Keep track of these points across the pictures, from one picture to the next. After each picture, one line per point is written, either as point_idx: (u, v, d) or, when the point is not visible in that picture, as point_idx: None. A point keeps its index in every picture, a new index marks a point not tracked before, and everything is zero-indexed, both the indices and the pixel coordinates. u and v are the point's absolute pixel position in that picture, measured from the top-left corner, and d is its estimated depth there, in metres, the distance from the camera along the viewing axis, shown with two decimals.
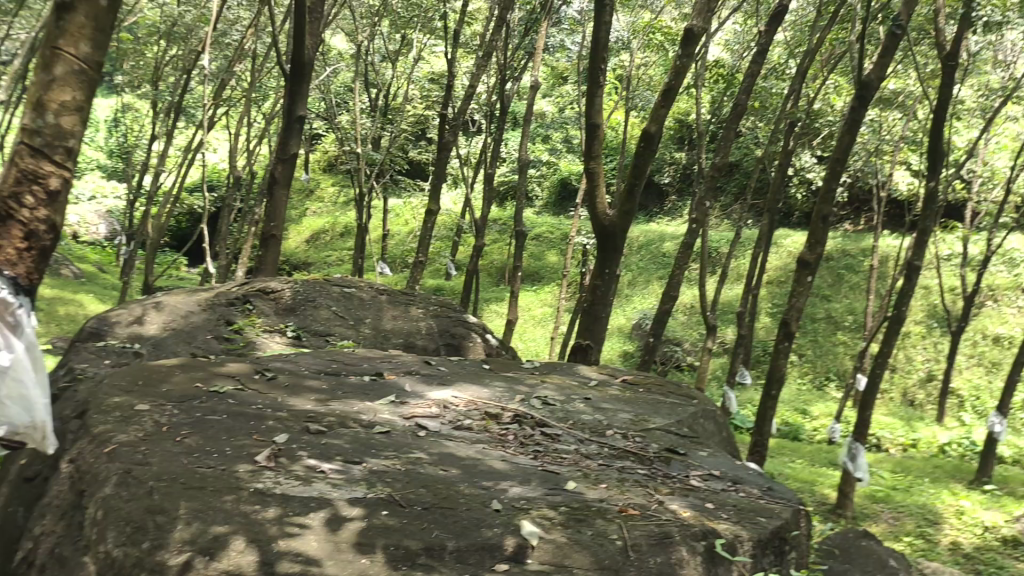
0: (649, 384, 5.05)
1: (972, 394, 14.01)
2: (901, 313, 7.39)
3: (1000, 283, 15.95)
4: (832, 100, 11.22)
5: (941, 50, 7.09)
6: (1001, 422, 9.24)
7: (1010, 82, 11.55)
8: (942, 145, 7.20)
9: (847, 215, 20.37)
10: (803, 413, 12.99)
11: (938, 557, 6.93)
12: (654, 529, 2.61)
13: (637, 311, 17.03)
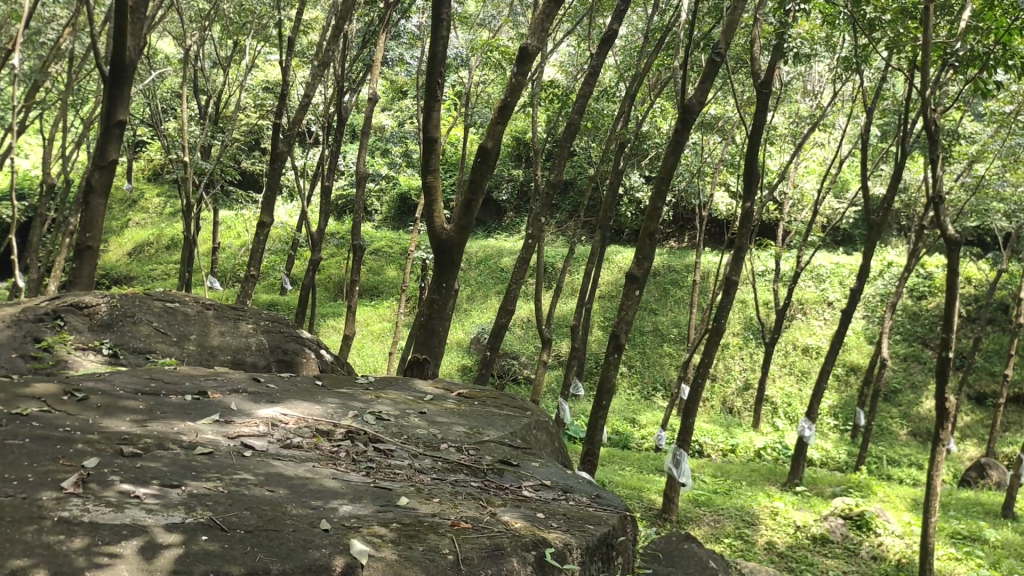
0: (484, 397, 5.08)
1: (784, 401, 15.02)
2: (721, 326, 7.83)
3: (807, 297, 17.29)
4: (660, 123, 11.79)
5: (755, 79, 7.63)
6: (810, 428, 9.95)
7: (816, 111, 12.54)
8: (757, 169, 7.68)
9: (673, 233, 21.44)
10: (632, 422, 13.50)
11: (755, 557, 7.32)
12: (486, 542, 2.63)
13: (475, 325, 17.18)
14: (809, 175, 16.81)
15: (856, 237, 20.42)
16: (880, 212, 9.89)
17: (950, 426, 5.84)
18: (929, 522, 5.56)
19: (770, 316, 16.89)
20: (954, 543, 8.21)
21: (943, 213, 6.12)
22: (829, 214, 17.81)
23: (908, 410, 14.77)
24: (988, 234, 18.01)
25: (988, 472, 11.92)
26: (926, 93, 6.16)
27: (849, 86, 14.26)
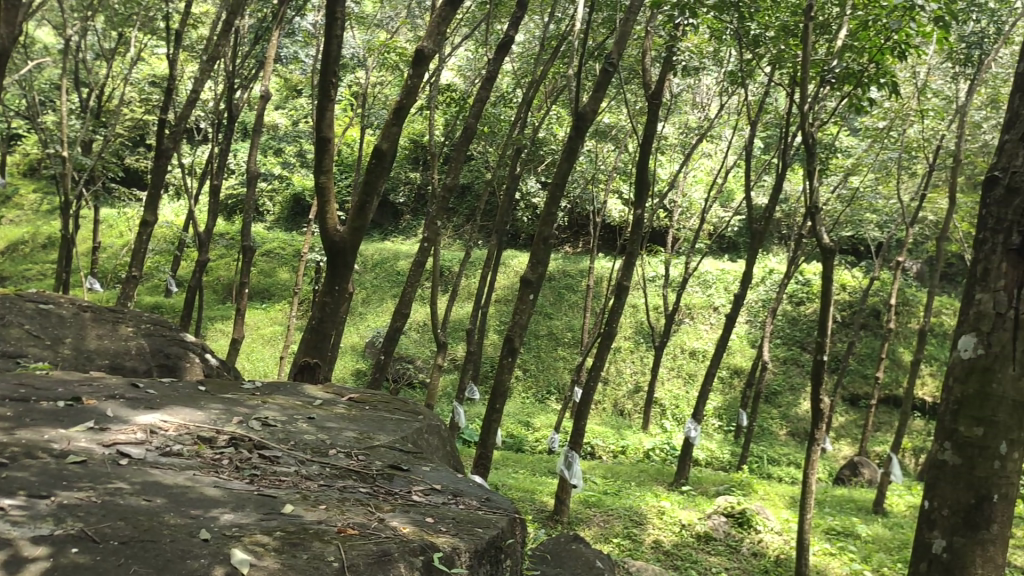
0: (376, 401, 5.04)
1: (672, 403, 15.42)
2: (612, 330, 8.00)
3: (695, 303, 17.90)
4: (555, 129, 11.96)
5: (646, 89, 7.84)
6: (696, 429, 10.27)
7: (705, 123, 12.95)
8: (647, 177, 7.86)
9: (567, 239, 21.75)
10: (525, 425, 13.62)
11: (642, 556, 7.48)
12: (373, 547, 2.61)
13: (370, 329, 17.01)
14: (697, 184, 17.36)
15: (740, 245, 21.23)
16: (763, 221, 10.30)
17: (824, 426, 6.12)
18: (804, 519, 5.78)
19: (660, 320, 17.35)
20: (829, 539, 8.61)
21: (819, 223, 6.42)
22: (716, 222, 18.46)
23: (788, 411, 15.40)
24: (862, 244, 19.00)
25: (860, 469, 12.54)
26: (805, 108, 6.43)
27: (736, 99, 14.82)
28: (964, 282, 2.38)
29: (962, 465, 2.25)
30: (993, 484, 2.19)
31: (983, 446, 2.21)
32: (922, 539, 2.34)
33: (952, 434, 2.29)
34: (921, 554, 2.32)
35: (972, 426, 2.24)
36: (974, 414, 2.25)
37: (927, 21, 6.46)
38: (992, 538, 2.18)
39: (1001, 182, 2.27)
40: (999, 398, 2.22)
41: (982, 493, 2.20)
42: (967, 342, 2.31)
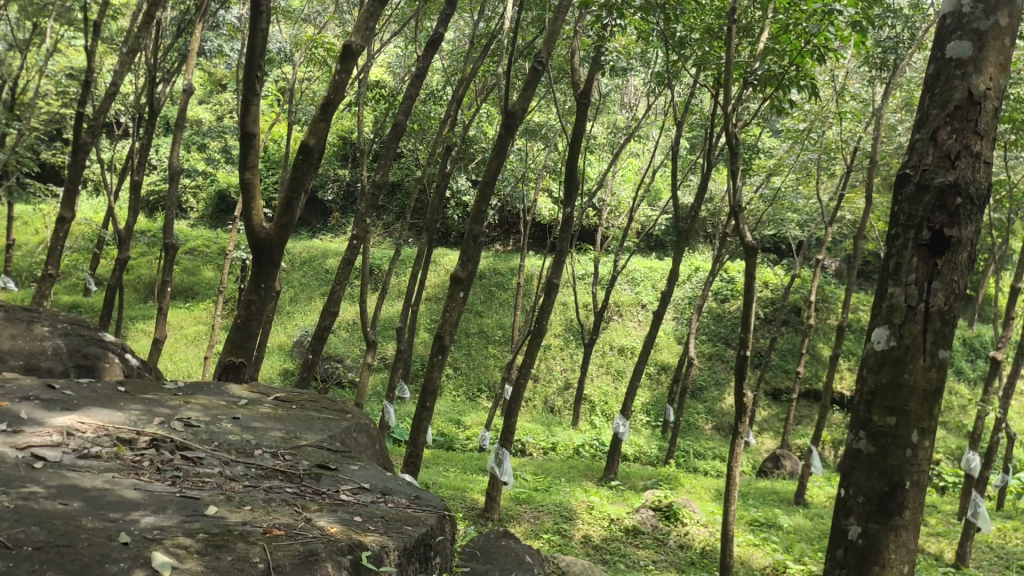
0: (302, 401, 4.97)
1: (601, 399, 15.58)
2: (542, 327, 8.05)
3: (623, 300, 18.23)
4: (485, 128, 11.95)
5: (574, 89, 7.90)
6: (624, 424, 10.40)
7: (632, 122, 13.12)
8: (576, 175, 7.91)
9: (498, 237, 21.79)
10: (456, 423, 13.60)
11: (572, 550, 7.52)
12: (299, 547, 2.58)
13: (298, 329, 16.77)
14: (625, 183, 17.59)
15: (667, 243, 21.59)
16: (689, 219, 10.48)
17: (747, 420, 6.25)
18: (729, 511, 5.89)
19: (589, 318, 17.54)
20: (752, 530, 8.82)
21: (742, 221, 6.56)
22: (643, 221, 18.73)
23: (712, 406, 15.72)
24: (783, 243, 19.51)
25: (782, 462, 12.88)
26: (728, 109, 6.58)
27: (662, 100, 15.06)
28: (877, 276, 2.41)
29: (875, 453, 2.31)
30: (905, 470, 2.27)
31: (895, 435, 2.28)
32: (838, 526, 2.41)
33: (867, 424, 2.35)
34: (837, 540, 2.39)
35: (885, 415, 2.30)
36: (886, 403, 2.31)
37: (845, 25, 6.64)
38: (903, 524, 2.27)
39: (913, 180, 2.32)
40: (911, 388, 2.28)
41: (895, 480, 2.27)
42: (880, 334, 2.35)
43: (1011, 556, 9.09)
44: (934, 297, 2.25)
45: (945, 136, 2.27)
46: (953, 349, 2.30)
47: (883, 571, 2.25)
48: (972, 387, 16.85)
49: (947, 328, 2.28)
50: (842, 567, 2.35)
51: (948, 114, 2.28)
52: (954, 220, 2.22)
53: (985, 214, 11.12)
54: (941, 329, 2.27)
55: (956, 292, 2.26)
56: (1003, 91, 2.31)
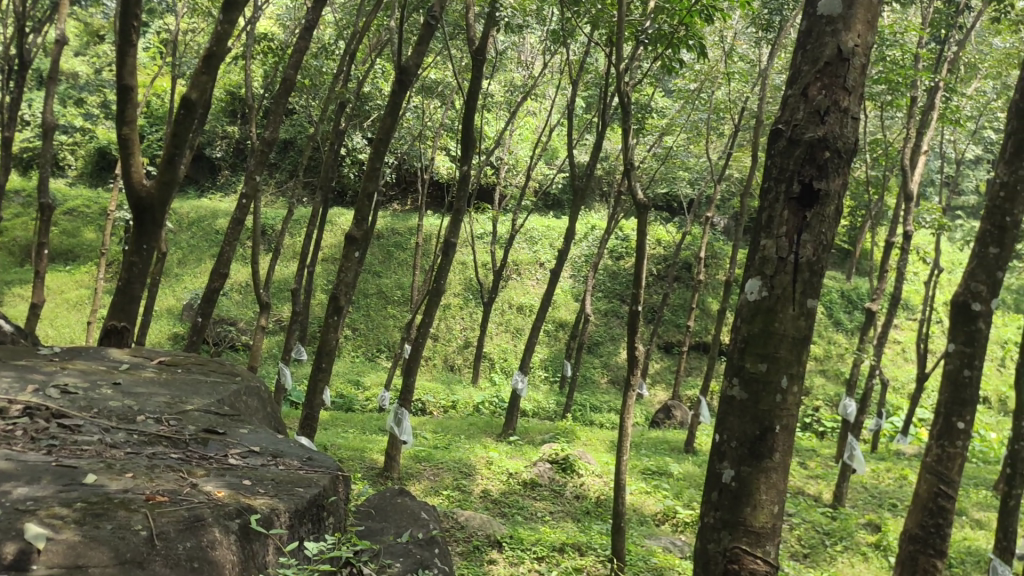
0: (189, 364, 4.84)
1: (500, 357, 15.71)
2: (440, 286, 8.03)
3: (522, 259, 18.37)
4: (381, 85, 11.72)
5: (469, 46, 7.82)
6: (523, 380, 10.54)
7: (528, 80, 13.08)
8: (472, 134, 7.85)
9: (395, 196, 21.55)
10: (355, 384, 13.51)
11: (471, 505, 7.60)
12: (184, 513, 2.52)
13: (188, 291, 16.25)
14: (522, 142, 17.61)
15: (563, 202, 21.82)
16: (585, 177, 10.59)
17: (640, 373, 6.41)
18: (622, 461, 6.04)
19: (488, 276, 17.61)
20: (645, 478, 9.11)
21: (634, 179, 6.66)
22: (541, 179, 18.82)
23: (608, 361, 16.08)
24: (676, 201, 19.97)
25: (673, 412, 13.33)
26: (621, 68, 6.61)
27: (558, 59, 15.09)
28: (750, 228, 2.41)
29: (748, 399, 2.31)
30: (775, 414, 2.29)
31: (766, 381, 2.28)
32: (713, 469, 2.42)
33: (739, 371, 2.35)
34: (712, 483, 2.40)
35: (757, 362, 2.30)
36: (758, 350, 2.31)
37: None
38: (774, 466, 2.30)
39: (785, 135, 2.31)
40: (781, 336, 2.29)
41: (766, 424, 2.29)
42: (753, 285, 2.34)
43: (882, 494, 9.70)
44: (805, 249, 2.26)
45: (815, 92, 2.27)
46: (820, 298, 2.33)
47: (754, 511, 2.27)
48: (850, 337, 17.76)
49: (815, 278, 2.30)
50: (717, 510, 2.35)
51: (818, 71, 2.29)
52: (822, 173, 2.24)
53: (864, 172, 11.61)
54: (810, 279, 2.29)
55: (824, 244, 2.29)
56: (870, 49, 2.34)
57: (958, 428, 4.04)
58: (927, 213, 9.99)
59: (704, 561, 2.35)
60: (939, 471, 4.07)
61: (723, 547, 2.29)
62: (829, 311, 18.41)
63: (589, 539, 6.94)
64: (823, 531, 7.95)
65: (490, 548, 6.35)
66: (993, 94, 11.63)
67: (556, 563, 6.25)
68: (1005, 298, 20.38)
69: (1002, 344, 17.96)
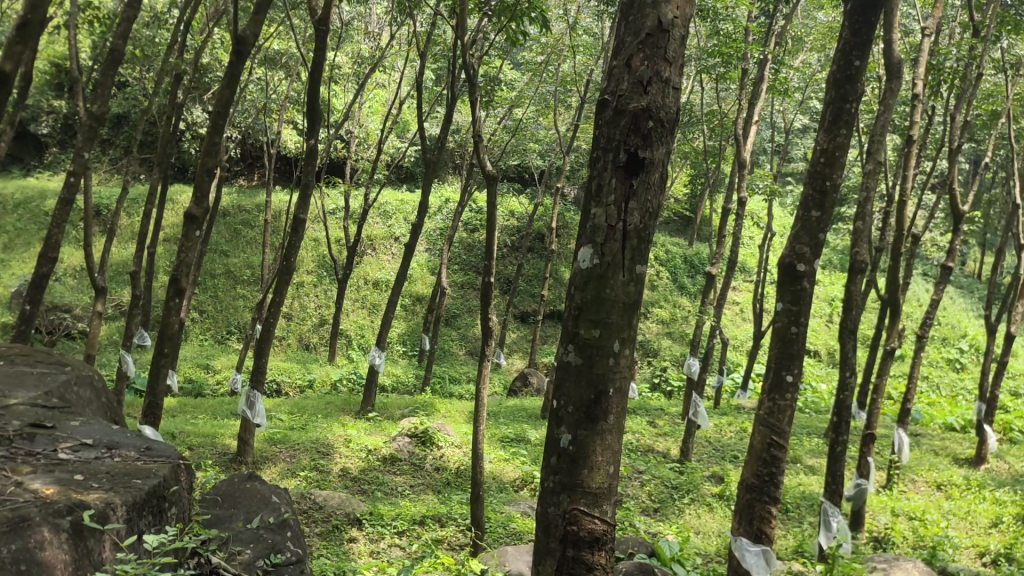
0: (13, 355, 4.51)
1: (357, 333, 15.53)
2: (290, 264, 7.81)
3: (376, 234, 18.15)
4: (219, 55, 11.21)
5: (311, 16, 7.56)
6: (380, 356, 10.46)
7: (376, 52, 12.81)
8: (319, 107, 7.62)
9: (241, 171, 20.78)
10: (205, 368, 13.02)
11: (330, 485, 7.48)
12: (8, 514, 2.36)
13: (16, 278, 15.14)
14: (372, 115, 17.31)
15: (416, 175, 21.69)
16: (436, 149, 10.53)
17: (494, 344, 6.46)
18: (479, 431, 6.07)
19: (341, 253, 17.33)
20: (503, 445, 9.27)
21: (482, 151, 6.66)
22: (392, 153, 18.62)
23: (465, 333, 16.19)
24: (528, 172, 20.23)
25: (530, 379, 13.58)
26: (465, 41, 6.57)
27: (406, 30, 14.88)
28: (581, 197, 2.45)
29: (582, 363, 2.37)
30: (608, 378, 2.36)
31: (599, 346, 2.35)
32: (551, 433, 2.46)
33: (574, 337, 2.39)
34: (549, 448, 2.44)
35: (591, 328, 2.36)
36: (592, 316, 2.36)
37: None
38: (608, 428, 2.38)
39: (611, 105, 2.35)
40: (612, 301, 2.35)
41: (601, 388, 2.35)
42: (584, 253, 2.38)
43: (725, 448, 10.26)
44: (632, 216, 2.33)
45: (638, 63, 2.33)
46: (647, 263, 2.41)
47: (591, 473, 2.34)
48: (693, 300, 18.60)
49: (642, 245, 2.38)
50: (554, 474, 2.40)
51: (641, 42, 2.35)
52: (647, 142, 2.30)
53: (703, 142, 12.09)
54: (638, 246, 2.36)
55: (650, 211, 2.37)
56: (688, 20, 2.42)
57: (786, 381, 4.16)
58: (760, 180, 10.54)
59: (545, 524, 2.41)
60: (770, 423, 4.20)
61: (563, 509, 2.36)
62: (674, 276, 19.20)
63: (449, 510, 6.99)
64: (671, 486, 8.34)
65: (350, 526, 6.29)
66: (817, 67, 12.32)
67: (417, 536, 6.27)
68: (830, 259, 21.85)
69: (828, 301, 19.27)
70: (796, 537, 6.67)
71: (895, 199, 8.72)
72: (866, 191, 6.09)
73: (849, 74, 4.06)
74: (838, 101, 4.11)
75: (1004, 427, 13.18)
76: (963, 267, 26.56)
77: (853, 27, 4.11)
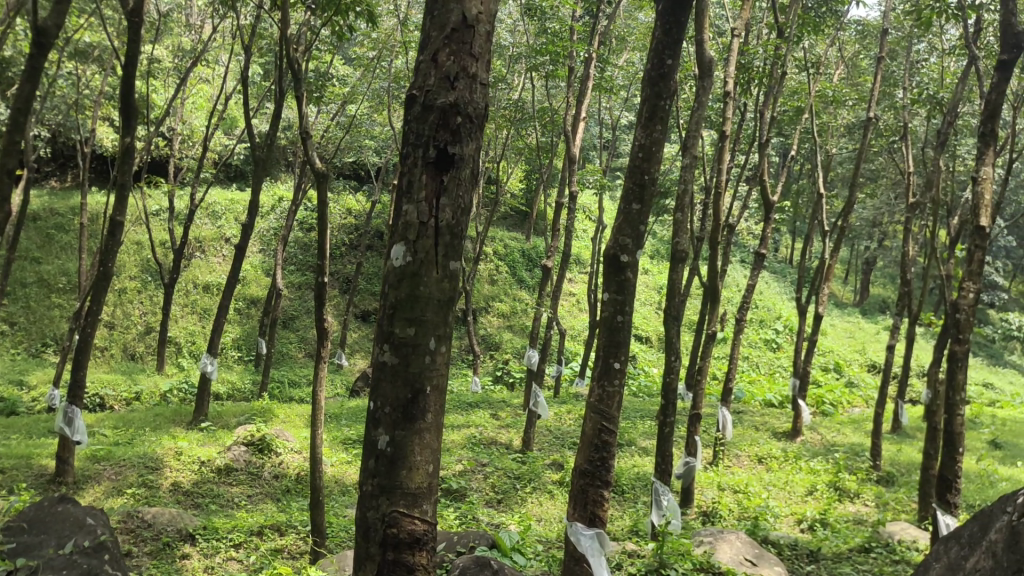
0: None
1: (187, 340, 14.83)
2: (108, 270, 7.31)
3: (205, 235, 17.39)
4: (22, 47, 10.37)
5: (121, 6, 7.09)
6: (211, 363, 10.02)
7: (198, 46, 12.22)
8: (134, 103, 7.17)
9: (52, 171, 19.35)
10: (17, 385, 12.06)
11: (160, 501, 7.10)
12: None
13: None
14: (195, 111, 16.53)
15: (246, 173, 20.96)
16: (265, 146, 10.18)
17: (330, 344, 6.30)
18: (317, 435, 5.91)
19: (167, 256, 16.48)
20: (344, 447, 9.10)
21: (311, 148, 6.47)
22: (219, 150, 17.89)
23: (304, 334, 15.81)
24: (363, 169, 19.98)
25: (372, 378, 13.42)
26: (287, 35, 6.39)
27: (228, 23, 14.31)
28: (392, 194, 2.42)
29: (398, 362, 2.34)
30: (425, 376, 2.36)
31: (415, 345, 2.33)
32: (367, 436, 2.42)
33: (389, 336, 2.36)
34: (367, 452, 2.40)
35: (406, 326, 2.33)
36: (406, 315, 2.34)
37: None
38: (426, 427, 2.37)
39: (418, 100, 2.33)
40: (426, 299, 2.35)
41: (417, 387, 2.34)
42: (397, 251, 2.36)
43: (564, 435, 10.53)
44: (444, 212, 2.34)
45: (444, 58, 2.32)
46: (460, 259, 2.43)
47: (410, 473, 2.33)
48: (531, 293, 18.97)
49: (455, 241, 2.39)
50: (373, 477, 2.36)
51: (446, 37, 2.35)
52: (456, 138, 2.32)
53: (535, 138, 12.31)
54: (451, 242, 2.37)
55: (459, 208, 2.38)
56: (492, 16, 2.45)
57: (614, 368, 4.30)
58: (590, 174, 10.84)
59: (363, 529, 2.37)
60: (599, 409, 4.32)
61: (382, 513, 2.33)
62: (512, 270, 19.49)
63: (288, 517, 6.80)
64: (514, 476, 8.46)
65: (182, 542, 6.00)
66: (639, 65, 12.82)
67: (255, 547, 6.05)
68: (657, 248, 22.86)
69: (657, 289, 20.15)
70: (632, 516, 6.93)
71: (714, 192, 9.18)
72: (685, 184, 6.38)
73: (662, 72, 4.22)
74: (653, 97, 4.27)
75: (817, 401, 14.23)
76: (776, 253, 28.45)
77: (665, 27, 4.27)
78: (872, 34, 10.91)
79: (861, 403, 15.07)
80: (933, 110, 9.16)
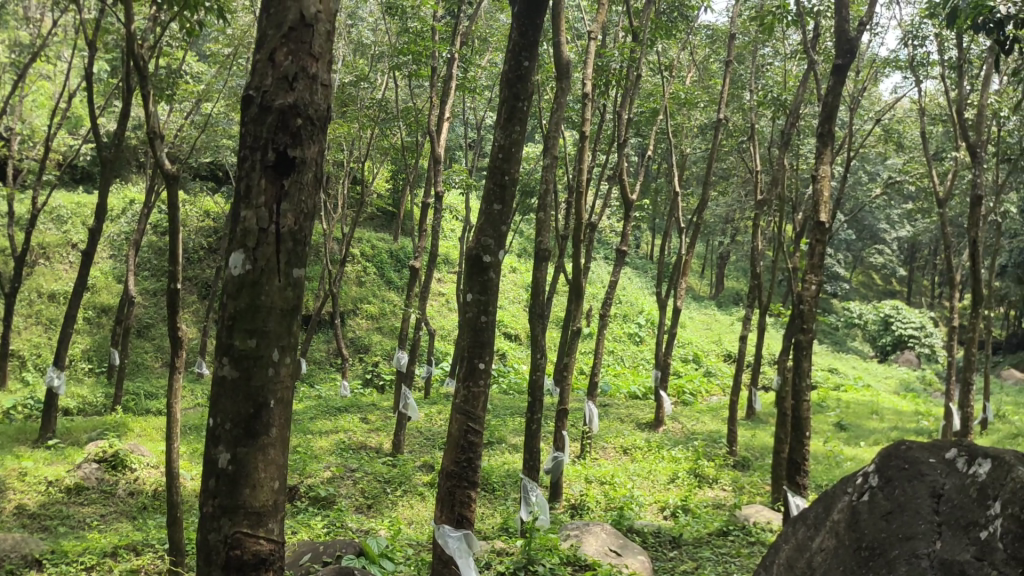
0: None
1: (32, 353, 13.91)
2: None
3: (49, 241, 16.35)
4: None
5: None
6: (59, 377, 9.42)
7: (37, 39, 11.46)
8: None
9: None
10: None
11: (3, 526, 6.64)
12: None
13: None
14: (35, 110, 15.51)
15: (94, 174, 19.87)
16: (112, 147, 9.64)
17: (185, 353, 6.02)
18: (174, 448, 5.64)
19: (7, 264, 15.40)
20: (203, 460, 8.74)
21: (161, 149, 6.15)
22: (63, 150, 16.87)
23: (161, 343, 15.13)
24: (221, 171, 19.31)
25: None
26: (132, 30, 6.07)
27: (70, 16, 13.48)
28: (229, 200, 2.33)
29: (238, 376, 2.26)
30: (267, 390, 2.29)
31: (255, 357, 2.26)
32: (207, 454, 2.32)
33: (228, 349, 2.27)
34: (207, 471, 2.29)
35: (246, 338, 2.25)
36: (246, 325, 2.26)
37: None
38: (270, 442, 2.31)
39: (255, 101, 2.25)
40: (268, 308, 2.28)
41: (260, 401, 2.27)
42: (235, 259, 2.27)
43: (435, 436, 10.50)
44: (284, 218, 2.28)
45: (281, 57, 2.25)
46: (304, 268, 2.37)
47: (253, 491, 2.25)
48: (399, 293, 18.82)
49: (298, 247, 2.34)
50: (214, 497, 2.26)
51: (284, 35, 2.27)
52: (296, 140, 2.26)
53: (399, 138, 12.19)
54: (293, 249, 2.32)
55: (301, 213, 2.33)
56: (331, 15, 2.40)
57: (479, 367, 4.32)
58: (456, 174, 10.84)
59: (204, 552, 2.26)
60: (465, 409, 4.33)
61: (224, 534, 2.23)
62: (379, 271, 19.28)
63: (144, 536, 6.48)
64: (383, 480, 8.35)
65: (27, 570, 5.62)
66: (501, 66, 12.92)
67: (108, 570, 5.71)
68: (524, 247, 23.13)
69: (524, 287, 20.40)
70: (501, 514, 6.97)
71: (575, 192, 9.33)
72: (547, 183, 6.44)
73: (518, 73, 4.24)
74: (511, 99, 4.28)
75: (677, 391, 14.76)
76: (638, 249, 29.33)
77: (520, 29, 4.30)
78: (721, 38, 11.36)
79: (718, 391, 15.74)
80: (777, 112, 9.59)
